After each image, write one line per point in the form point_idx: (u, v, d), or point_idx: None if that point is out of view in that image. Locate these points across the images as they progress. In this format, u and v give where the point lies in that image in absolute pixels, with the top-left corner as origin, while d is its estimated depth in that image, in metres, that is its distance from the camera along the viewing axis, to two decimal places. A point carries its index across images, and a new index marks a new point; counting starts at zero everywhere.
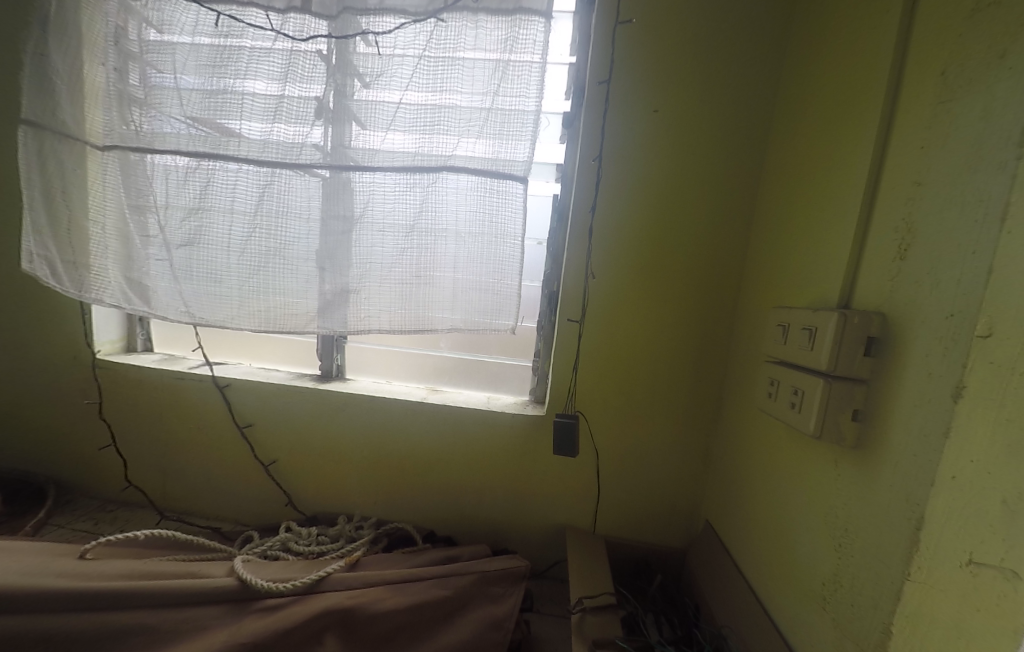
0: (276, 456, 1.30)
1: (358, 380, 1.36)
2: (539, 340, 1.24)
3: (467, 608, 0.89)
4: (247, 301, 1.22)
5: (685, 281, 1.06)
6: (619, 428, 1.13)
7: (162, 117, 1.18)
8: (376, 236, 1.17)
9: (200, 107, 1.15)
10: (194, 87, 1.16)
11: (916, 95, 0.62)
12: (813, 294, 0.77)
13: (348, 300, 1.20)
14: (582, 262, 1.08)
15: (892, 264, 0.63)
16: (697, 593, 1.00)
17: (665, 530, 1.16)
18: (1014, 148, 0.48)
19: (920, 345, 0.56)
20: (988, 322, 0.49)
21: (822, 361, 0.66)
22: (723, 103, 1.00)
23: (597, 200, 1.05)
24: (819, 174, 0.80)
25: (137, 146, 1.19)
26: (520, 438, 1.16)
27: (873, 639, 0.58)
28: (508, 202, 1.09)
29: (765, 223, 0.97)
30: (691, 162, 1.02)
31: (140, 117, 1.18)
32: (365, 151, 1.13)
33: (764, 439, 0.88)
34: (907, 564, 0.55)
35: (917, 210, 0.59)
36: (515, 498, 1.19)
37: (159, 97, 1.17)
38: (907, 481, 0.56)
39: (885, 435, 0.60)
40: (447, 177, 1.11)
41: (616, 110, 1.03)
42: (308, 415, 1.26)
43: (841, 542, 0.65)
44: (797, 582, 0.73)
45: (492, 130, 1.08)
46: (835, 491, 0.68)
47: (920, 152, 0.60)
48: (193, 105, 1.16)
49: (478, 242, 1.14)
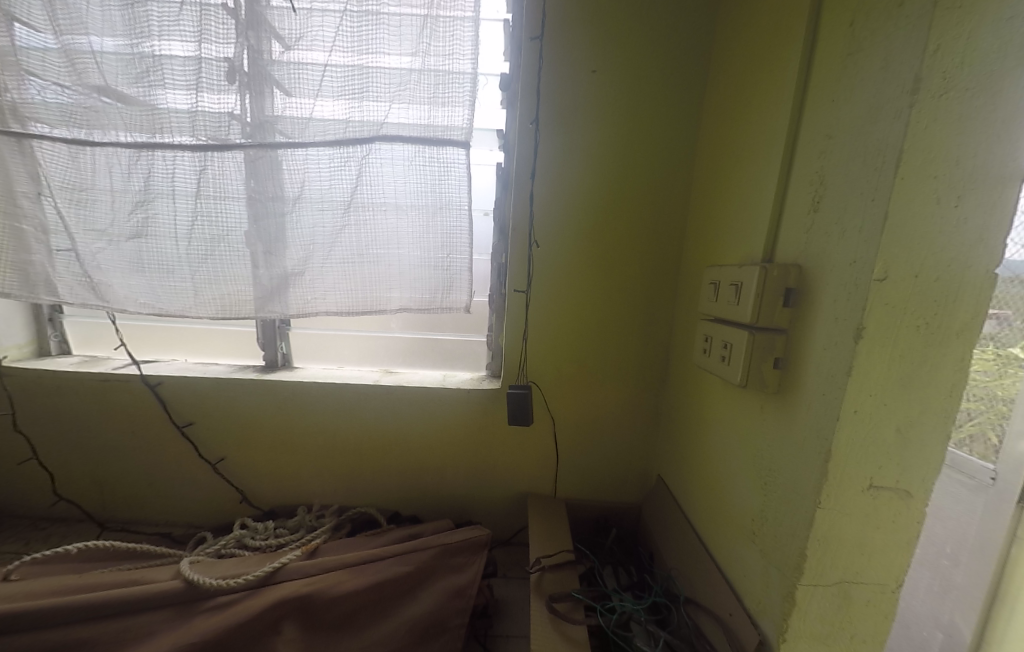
0: (224, 454, 1.23)
1: (306, 368, 1.30)
2: (491, 314, 1.23)
3: (429, 581, 0.90)
4: (203, 292, 1.13)
5: (630, 247, 1.07)
6: (572, 394, 1.16)
7: (59, 88, 1.03)
8: (315, 216, 1.09)
9: (110, 81, 1.02)
10: (94, 52, 1.01)
11: (829, 48, 0.63)
12: (742, 251, 0.80)
13: (289, 285, 1.13)
14: (525, 231, 1.06)
15: (807, 217, 0.65)
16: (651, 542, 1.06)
17: (620, 487, 1.21)
18: (907, 96, 0.50)
19: (828, 292, 0.60)
20: (885, 266, 0.53)
21: (747, 313, 0.69)
22: (658, 63, 0.99)
23: (536, 165, 1.03)
24: (746, 133, 0.82)
25: (32, 123, 1.04)
26: (477, 413, 1.17)
27: (790, 563, 0.63)
28: (450, 172, 1.04)
29: (701, 184, 0.99)
30: (630, 124, 1.02)
31: (40, 91, 1.03)
32: (295, 125, 1.03)
33: (704, 393, 0.92)
34: (817, 494, 0.60)
35: (829, 163, 0.62)
36: (476, 471, 1.20)
37: (56, 68, 1.02)
38: (817, 418, 0.60)
39: (799, 378, 0.64)
40: (380, 147, 1.04)
41: (553, 72, 0.99)
42: (253, 408, 1.20)
43: (766, 481, 0.70)
44: (731, 520, 0.79)
45: (424, 93, 1.01)
46: (760, 435, 0.73)
47: (831, 105, 0.62)
48: (114, 78, 1.02)
49: (421, 217, 1.09)
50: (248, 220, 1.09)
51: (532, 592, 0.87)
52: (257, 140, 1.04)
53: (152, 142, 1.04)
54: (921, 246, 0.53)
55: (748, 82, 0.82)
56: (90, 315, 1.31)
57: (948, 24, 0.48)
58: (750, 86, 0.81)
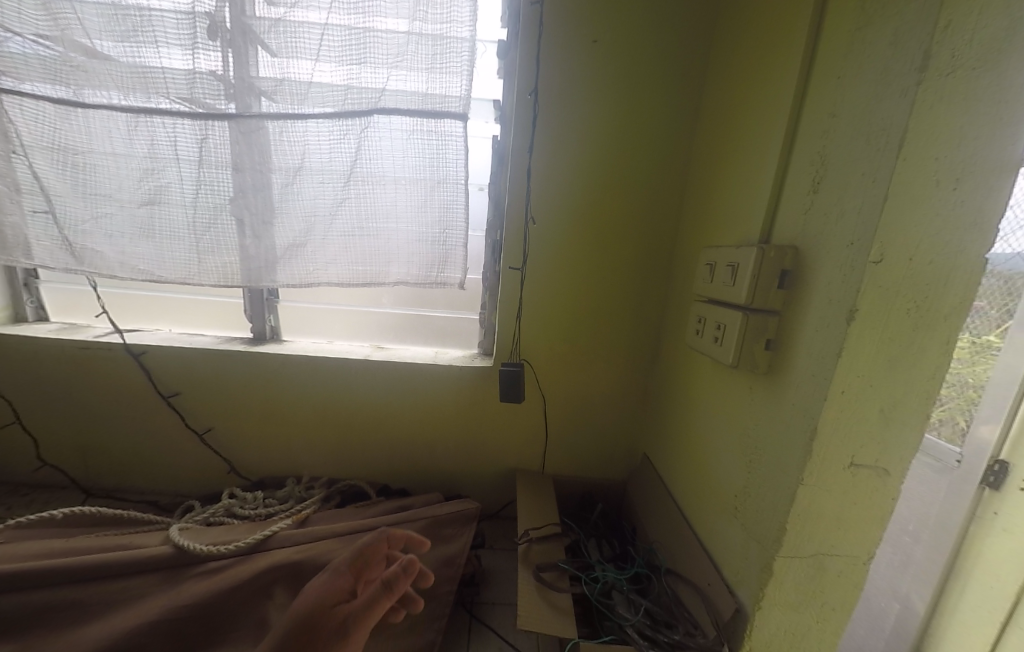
0: (211, 425, 1.22)
1: (295, 342, 1.28)
2: (484, 291, 1.22)
3: (419, 550, 0.91)
4: (207, 260, 1.10)
5: (627, 227, 1.06)
6: (564, 374, 1.17)
7: (33, 38, 0.96)
8: (316, 189, 1.06)
9: (94, 33, 0.95)
10: (73, 1, 0.94)
11: (837, 20, 0.61)
12: (739, 233, 0.80)
13: (290, 258, 1.10)
14: (522, 208, 1.04)
15: (806, 198, 0.65)
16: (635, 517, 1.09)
17: (608, 465, 1.24)
18: (915, 73, 0.49)
19: (824, 275, 0.60)
20: (881, 249, 0.53)
21: (741, 295, 0.70)
22: (661, 36, 0.96)
23: (534, 139, 1.00)
24: (748, 112, 0.80)
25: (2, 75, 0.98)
26: (468, 390, 1.17)
27: (771, 536, 0.66)
28: (447, 147, 1.01)
29: (700, 165, 0.97)
30: (631, 100, 0.99)
31: (14, 42, 0.96)
32: (294, 95, 0.99)
33: (694, 375, 0.93)
34: (800, 471, 0.61)
35: (830, 143, 0.61)
36: (466, 447, 1.21)
37: (36, 16, 0.95)
38: (804, 399, 0.62)
39: (789, 360, 0.65)
40: (379, 121, 1.00)
41: (553, 40, 0.96)
42: (241, 380, 1.18)
43: (751, 459, 0.72)
44: (716, 497, 0.82)
45: (422, 61, 0.97)
46: (748, 415, 0.74)
47: (836, 82, 0.60)
48: (102, 31, 0.96)
49: (418, 192, 1.06)
50: (236, 190, 1.05)
51: (519, 562, 0.89)
52: (240, 102, 0.99)
53: (132, 101, 0.99)
54: (918, 229, 0.53)
55: (752, 57, 0.80)
56: (67, 281, 1.27)
57: None
58: (754, 62, 0.79)
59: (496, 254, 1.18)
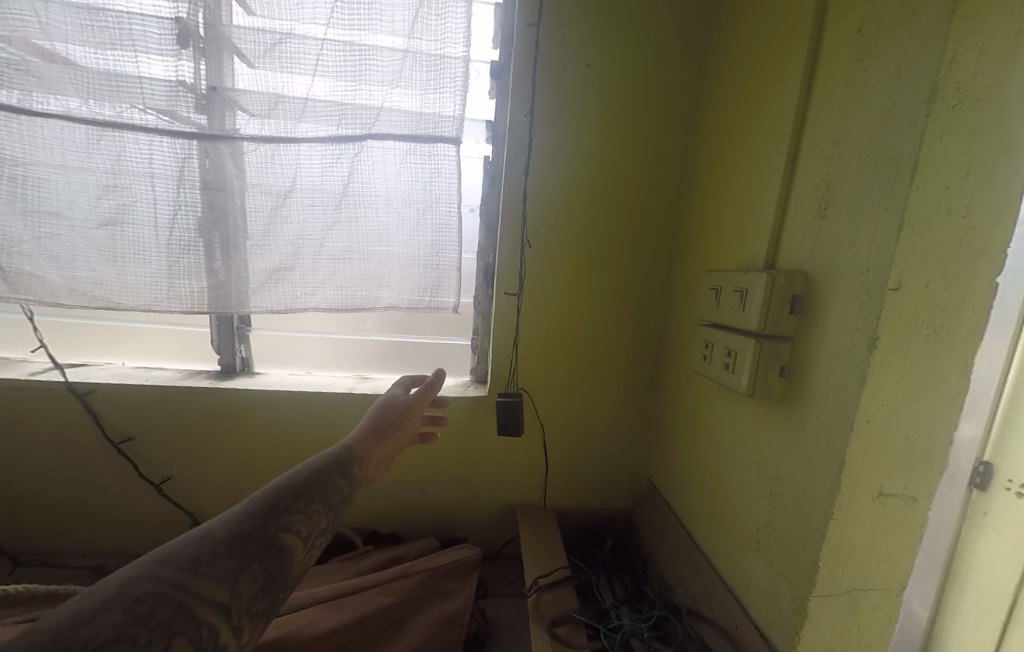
0: (170, 472, 1.08)
1: (268, 374, 1.17)
2: (477, 316, 1.17)
3: (418, 611, 0.82)
4: (180, 284, 1.00)
5: (624, 249, 1.06)
6: (562, 401, 1.13)
7: None
8: (306, 213, 1.00)
9: (50, 28, 0.87)
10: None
11: (835, 53, 0.63)
12: (743, 257, 0.80)
13: (278, 283, 1.03)
14: (517, 232, 1.01)
15: (812, 224, 0.65)
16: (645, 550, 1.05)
17: (610, 494, 1.19)
18: (924, 104, 0.50)
19: (838, 301, 0.60)
20: (899, 275, 0.53)
21: (753, 321, 0.69)
22: (651, 64, 0.98)
23: (528, 161, 0.98)
24: (744, 139, 0.82)
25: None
26: (462, 421, 1.10)
27: (803, 574, 0.63)
28: (439, 169, 0.98)
29: (695, 190, 0.99)
30: (625, 124, 1.00)
31: None
32: (287, 117, 0.94)
33: (700, 400, 0.92)
34: (831, 506, 0.60)
35: (836, 169, 0.62)
36: (460, 483, 1.14)
37: None
38: (827, 428, 0.60)
39: (807, 387, 0.64)
40: (372, 146, 0.96)
41: (546, 63, 0.95)
42: (208, 419, 1.06)
43: (771, 490, 0.71)
44: (734, 529, 0.79)
45: (416, 80, 0.94)
46: (764, 443, 0.73)
47: (839, 111, 0.62)
48: (56, 23, 0.87)
49: (409, 216, 1.02)
50: (204, 207, 0.97)
51: (529, 616, 0.82)
52: (210, 113, 0.93)
53: (93, 114, 0.90)
54: (933, 256, 0.53)
55: (746, 90, 0.83)
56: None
57: (965, 33, 0.48)
58: (749, 94, 0.81)
59: (488, 278, 1.13)
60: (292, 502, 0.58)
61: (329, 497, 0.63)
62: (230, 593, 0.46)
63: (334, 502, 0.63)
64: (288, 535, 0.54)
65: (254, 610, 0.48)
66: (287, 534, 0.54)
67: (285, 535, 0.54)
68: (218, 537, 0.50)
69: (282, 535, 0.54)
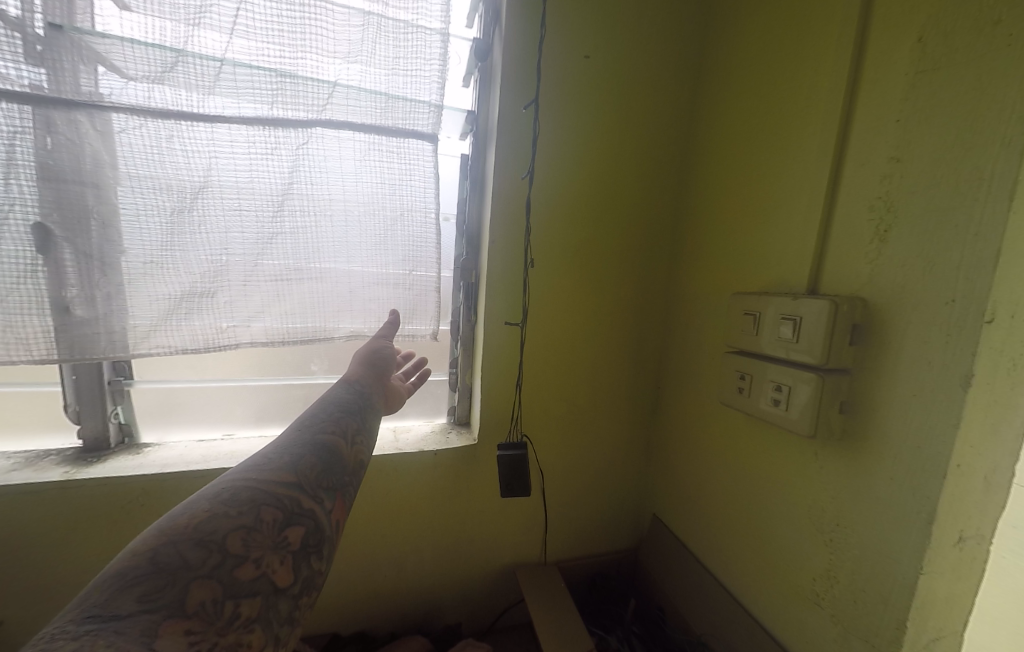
0: (5, 618, 0.71)
1: (166, 445, 0.84)
2: (456, 346, 0.97)
3: None
4: (14, 322, 0.65)
5: (624, 266, 0.95)
6: (562, 440, 0.99)
7: None
8: (231, 217, 0.72)
9: None
10: None
11: (885, 65, 0.58)
12: (772, 278, 0.73)
13: (190, 316, 0.74)
14: (510, 246, 0.84)
15: (867, 247, 0.60)
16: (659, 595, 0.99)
17: (612, 533, 1.09)
18: (1019, 123, 0.46)
19: (915, 333, 0.54)
20: (995, 307, 0.47)
21: (813, 353, 0.61)
22: (648, 64, 0.89)
23: (521, 162, 0.82)
24: (766, 149, 0.76)
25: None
26: (447, 477, 0.91)
27: (887, 634, 0.58)
28: (414, 169, 0.80)
29: (695, 204, 0.92)
30: (625, 127, 0.89)
31: None
32: (194, 85, 0.67)
33: (722, 431, 0.85)
34: (920, 561, 0.54)
35: (897, 189, 0.57)
36: (447, 548, 0.95)
37: None
38: (908, 473, 0.55)
39: (877, 426, 0.58)
40: (324, 133, 0.74)
41: (538, 45, 0.79)
42: (72, 529, 0.72)
43: (832, 537, 0.65)
44: (784, 577, 0.73)
45: (381, 51, 0.74)
46: (817, 484, 0.67)
47: (896, 127, 0.57)
48: None
49: (376, 224, 0.81)
50: (48, 205, 0.64)
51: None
52: (52, 64, 0.62)
53: None
54: None
55: (760, 101, 0.78)
56: None
57: None
58: (766, 103, 0.76)
59: (470, 301, 0.94)
60: (318, 417, 0.61)
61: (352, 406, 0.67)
62: (297, 474, 0.50)
63: (358, 410, 0.66)
64: (327, 435, 0.58)
65: (326, 484, 0.51)
66: (323, 435, 0.58)
67: (325, 436, 0.58)
68: (267, 453, 0.53)
69: (322, 438, 0.58)
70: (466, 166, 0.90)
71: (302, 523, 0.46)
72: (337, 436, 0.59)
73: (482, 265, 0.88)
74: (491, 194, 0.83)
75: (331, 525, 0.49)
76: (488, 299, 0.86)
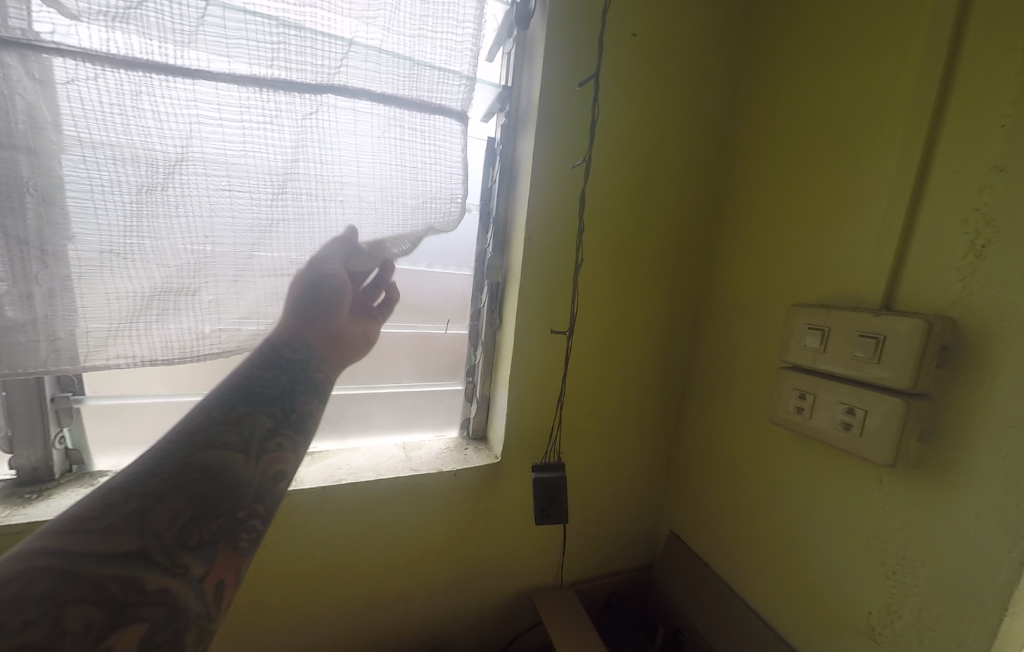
0: None
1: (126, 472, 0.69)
2: (476, 351, 0.88)
3: None
4: None
5: (660, 269, 0.88)
6: (586, 456, 0.91)
7: None
8: (219, 199, 0.59)
9: None
10: None
11: (990, 59, 0.51)
12: (834, 291, 0.68)
13: (166, 320, 0.60)
14: (544, 245, 0.74)
15: (957, 263, 0.55)
16: (675, 615, 0.94)
17: (629, 550, 1.04)
18: None
19: (1014, 362, 0.50)
20: None
21: (896, 376, 0.56)
22: (696, 48, 0.80)
23: (560, 148, 0.71)
24: (827, 150, 0.70)
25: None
26: (464, 502, 0.80)
27: None
28: (441, 152, 0.69)
29: (737, 205, 0.86)
30: (670, 117, 0.80)
31: None
32: (172, 29, 0.52)
33: (762, 448, 0.81)
34: (1007, 606, 0.50)
35: (1000, 201, 0.51)
36: (460, 577, 0.85)
37: None
38: (997, 511, 0.51)
39: (961, 457, 0.54)
40: (339, 104, 0.61)
41: (586, 12, 0.68)
42: None
43: (893, 571, 0.61)
44: (831, 607, 0.69)
45: (406, 7, 0.62)
46: (879, 513, 0.63)
47: (1002, 131, 0.51)
48: None
49: (394, 213, 0.68)
50: None
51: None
52: None
53: None
54: None
55: (822, 95, 0.71)
56: None
57: None
58: (830, 98, 0.70)
59: (494, 304, 0.84)
60: (195, 420, 0.45)
61: (282, 369, 0.54)
62: (141, 537, 0.34)
63: (270, 397, 0.50)
64: (219, 453, 0.42)
65: (195, 539, 0.36)
66: (211, 450, 0.42)
67: (207, 456, 0.41)
68: (115, 484, 0.37)
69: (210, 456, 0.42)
70: (494, 151, 0.79)
71: (142, 618, 0.31)
72: (234, 443, 0.44)
73: (512, 263, 0.78)
74: (526, 184, 0.72)
75: (199, 598, 0.35)
76: (519, 304, 0.76)
